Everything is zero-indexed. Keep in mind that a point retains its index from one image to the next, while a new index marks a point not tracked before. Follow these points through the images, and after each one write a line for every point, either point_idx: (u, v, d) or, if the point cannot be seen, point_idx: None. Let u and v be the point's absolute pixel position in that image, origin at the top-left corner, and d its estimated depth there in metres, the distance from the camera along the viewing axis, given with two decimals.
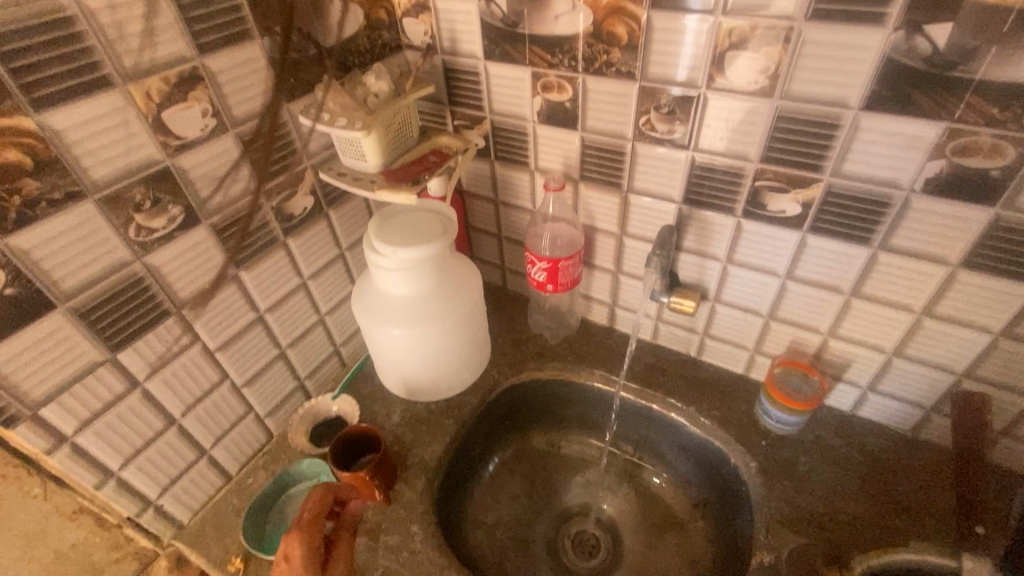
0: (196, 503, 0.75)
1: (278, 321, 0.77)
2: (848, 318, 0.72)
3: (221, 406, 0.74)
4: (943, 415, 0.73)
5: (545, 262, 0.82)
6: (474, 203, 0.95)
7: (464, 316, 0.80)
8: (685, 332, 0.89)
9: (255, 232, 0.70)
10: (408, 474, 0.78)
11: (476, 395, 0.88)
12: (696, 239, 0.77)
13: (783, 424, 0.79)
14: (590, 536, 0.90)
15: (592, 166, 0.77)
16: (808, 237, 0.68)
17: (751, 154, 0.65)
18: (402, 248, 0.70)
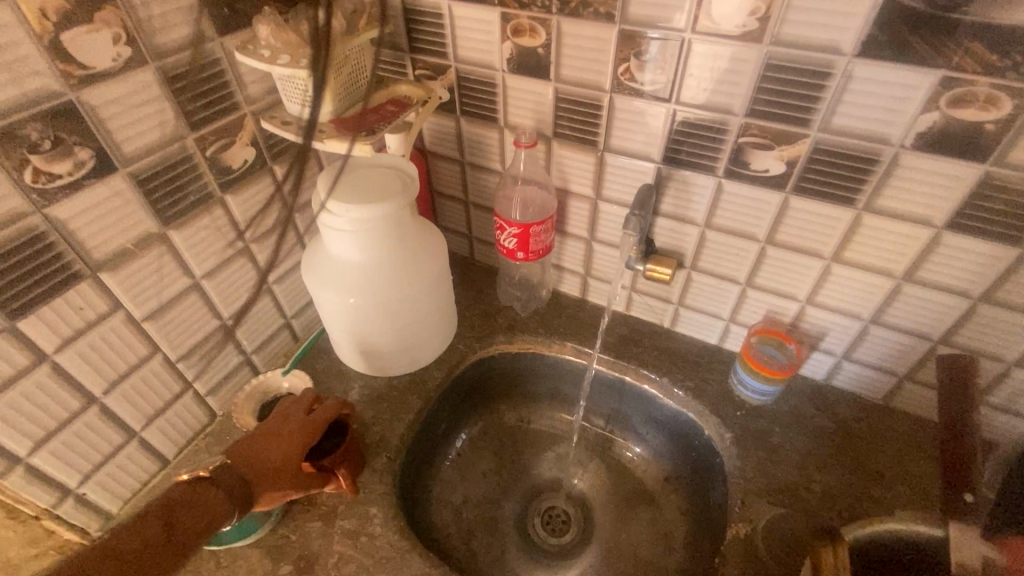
0: (126, 491, 0.68)
1: (217, 289, 0.69)
2: (828, 285, 0.70)
3: (152, 384, 0.66)
4: (916, 383, 0.73)
5: (516, 227, 0.77)
6: (438, 164, 0.88)
7: (427, 283, 0.73)
8: (659, 302, 0.86)
9: (185, 186, 0.61)
10: (367, 453, 0.73)
11: (441, 370, 0.83)
12: (674, 202, 0.73)
13: (759, 395, 0.76)
14: (561, 512, 0.87)
15: (566, 122, 0.72)
16: (792, 198, 0.64)
17: (736, 107, 0.60)
18: (355, 205, 0.63)
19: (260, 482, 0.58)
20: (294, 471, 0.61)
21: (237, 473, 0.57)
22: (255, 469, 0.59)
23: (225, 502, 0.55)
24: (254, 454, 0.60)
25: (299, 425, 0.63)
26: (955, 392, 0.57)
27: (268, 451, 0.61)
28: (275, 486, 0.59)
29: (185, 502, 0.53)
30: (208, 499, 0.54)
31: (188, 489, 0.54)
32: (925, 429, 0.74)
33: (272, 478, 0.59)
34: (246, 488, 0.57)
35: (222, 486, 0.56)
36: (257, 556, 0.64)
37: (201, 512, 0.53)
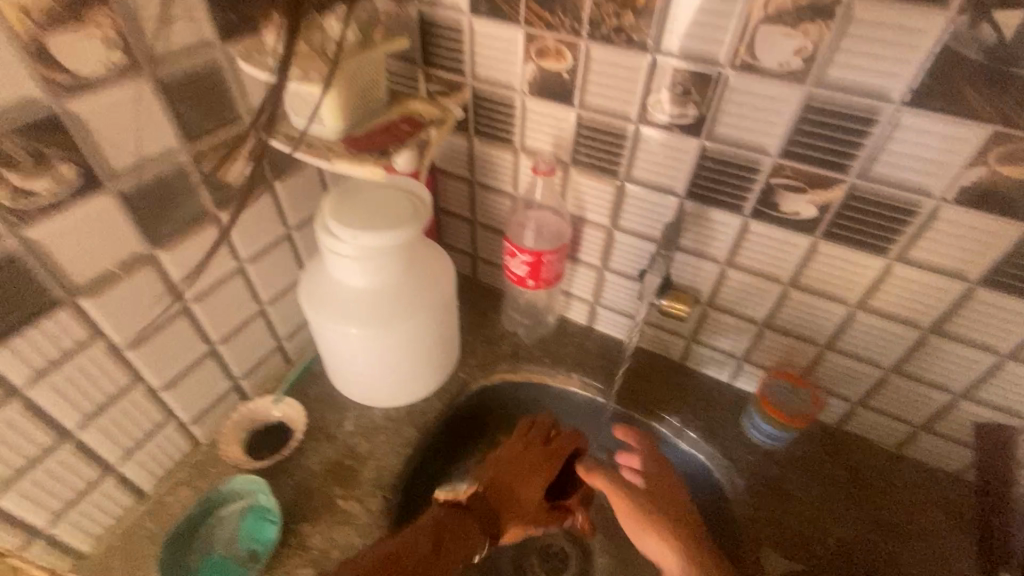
0: (99, 531, 0.62)
1: (208, 312, 0.64)
2: (850, 330, 0.67)
3: (133, 415, 0.60)
4: (933, 433, 0.71)
5: (528, 255, 0.73)
6: (446, 182, 0.84)
7: (433, 315, 0.69)
8: (670, 335, 0.83)
9: (178, 203, 0.56)
10: (362, 491, 0.68)
11: (442, 400, 0.79)
12: (695, 238, 0.69)
13: (771, 439, 0.74)
14: (559, 549, 0.84)
15: (587, 149, 0.68)
16: (821, 242, 0.62)
17: (771, 146, 0.58)
18: (363, 232, 0.59)
19: (512, 509, 0.70)
20: (533, 503, 0.72)
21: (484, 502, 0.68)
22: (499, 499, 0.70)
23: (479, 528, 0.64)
24: (508, 486, 0.71)
25: (539, 462, 0.74)
26: (989, 449, 0.64)
27: (513, 483, 0.72)
28: (523, 516, 0.70)
29: (451, 525, 0.63)
30: (459, 529, 0.63)
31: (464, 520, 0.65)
32: (937, 479, 0.73)
33: (507, 508, 0.70)
34: (494, 516, 0.68)
35: (469, 511, 0.66)
36: None
37: (463, 539, 0.63)
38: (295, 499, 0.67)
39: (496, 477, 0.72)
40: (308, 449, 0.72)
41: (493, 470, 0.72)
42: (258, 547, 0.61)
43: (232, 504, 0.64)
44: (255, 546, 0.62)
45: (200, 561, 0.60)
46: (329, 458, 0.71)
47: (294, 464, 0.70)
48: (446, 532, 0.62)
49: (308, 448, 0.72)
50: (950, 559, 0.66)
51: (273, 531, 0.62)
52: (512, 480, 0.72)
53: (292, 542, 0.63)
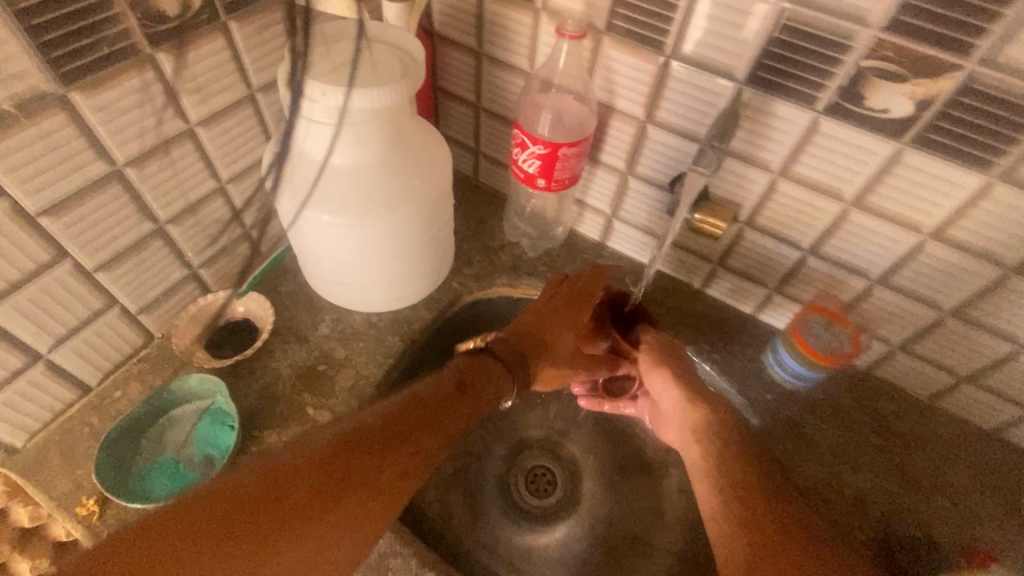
0: (34, 423, 0.55)
1: (150, 182, 0.53)
2: (911, 264, 0.57)
3: (63, 297, 0.51)
4: (976, 385, 0.63)
5: (541, 146, 0.61)
6: (448, 53, 0.69)
7: (423, 210, 0.57)
8: (694, 257, 0.72)
9: (95, 29, 0.43)
10: (335, 401, 0.61)
11: (431, 310, 0.70)
12: (746, 138, 0.57)
13: (796, 380, 0.67)
14: (546, 471, 0.80)
15: (628, 11, 0.54)
16: (907, 151, 0.50)
17: (874, 14, 0.44)
18: (334, 88, 0.45)
19: (545, 356, 0.64)
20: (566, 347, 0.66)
21: (516, 353, 0.61)
22: (530, 347, 0.63)
23: (512, 379, 0.59)
24: (542, 335, 0.64)
25: (565, 311, 0.66)
26: None
27: (548, 331, 0.65)
28: (557, 361, 0.65)
29: (472, 386, 0.55)
30: (487, 380, 0.57)
31: (491, 372, 0.58)
32: (969, 434, 0.66)
33: (543, 358, 0.64)
34: (525, 366, 0.62)
35: (502, 362, 0.60)
36: None
37: (480, 398, 0.55)
38: (259, 404, 0.59)
39: (526, 328, 0.64)
40: (276, 351, 0.63)
41: (529, 321, 0.65)
42: (213, 454, 0.55)
43: (184, 406, 0.57)
44: (210, 451, 0.55)
45: (150, 462, 0.54)
46: (299, 363, 0.63)
47: (259, 366, 0.62)
48: (463, 393, 0.54)
49: (275, 350, 0.63)
50: (971, 516, 0.61)
51: (231, 437, 0.56)
52: (547, 330, 0.65)
53: (253, 449, 0.56)
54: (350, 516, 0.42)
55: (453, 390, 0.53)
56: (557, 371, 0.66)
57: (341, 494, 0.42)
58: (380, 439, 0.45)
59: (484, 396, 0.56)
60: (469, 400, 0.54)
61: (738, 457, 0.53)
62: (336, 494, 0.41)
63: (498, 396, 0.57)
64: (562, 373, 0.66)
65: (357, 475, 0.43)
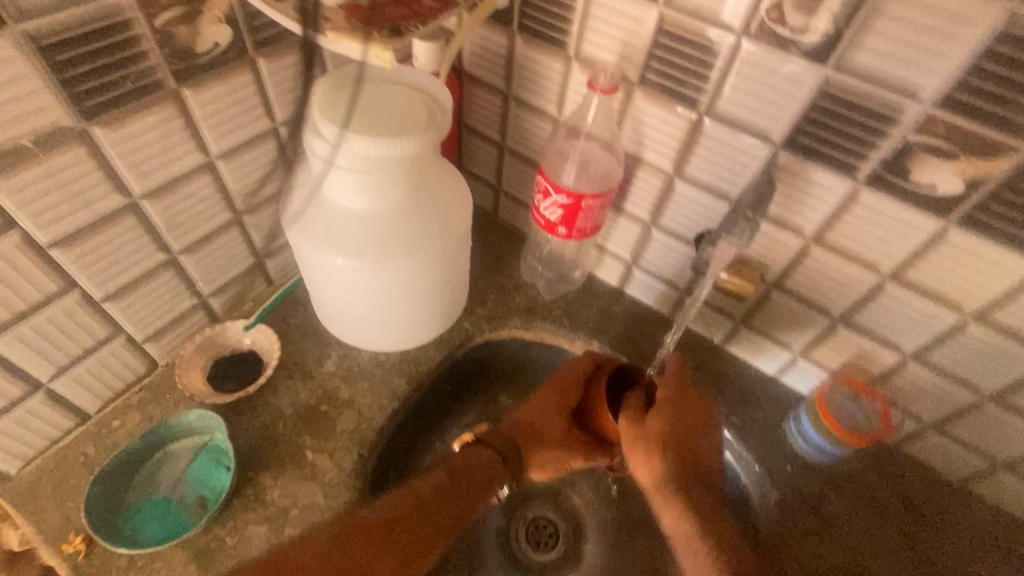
0: (29, 449, 0.54)
1: (165, 214, 0.52)
2: (950, 344, 0.54)
3: (68, 326, 0.50)
4: (1015, 475, 0.59)
5: (564, 195, 0.59)
6: (475, 92, 0.68)
7: (440, 257, 0.55)
8: (716, 313, 0.70)
9: (121, 66, 0.42)
10: (335, 445, 0.59)
11: (440, 352, 0.68)
12: (780, 201, 0.55)
13: (818, 453, 0.64)
14: (548, 523, 0.76)
15: (662, 66, 0.52)
16: (952, 230, 0.47)
17: (925, 89, 0.42)
18: (357, 137, 0.44)
19: (536, 445, 0.64)
20: (558, 432, 0.63)
21: (512, 446, 0.63)
22: (523, 438, 0.64)
23: (505, 469, 0.61)
24: (532, 425, 0.64)
25: (556, 398, 0.64)
26: None
27: (539, 419, 0.64)
28: (551, 448, 0.63)
29: (465, 478, 0.58)
30: (479, 472, 0.59)
31: (484, 463, 0.60)
32: (1005, 526, 0.62)
33: (532, 448, 0.64)
34: (517, 455, 0.63)
35: (495, 453, 0.61)
36: (181, 558, 0.51)
37: (473, 491, 0.58)
38: (257, 443, 0.58)
39: (521, 420, 0.65)
40: (279, 387, 0.62)
41: (519, 411, 0.65)
42: (208, 495, 0.54)
43: (181, 442, 0.56)
44: (205, 493, 0.54)
45: (142, 500, 0.53)
46: (301, 401, 0.61)
47: (262, 402, 0.60)
48: (456, 486, 0.57)
49: (279, 386, 0.62)
50: None
51: (226, 479, 0.54)
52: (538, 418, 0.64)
53: (247, 492, 0.55)
54: None
55: (446, 481, 0.57)
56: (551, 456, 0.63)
57: None
58: (382, 529, 0.51)
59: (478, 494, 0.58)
60: (462, 493, 0.57)
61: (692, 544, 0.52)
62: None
63: (489, 490, 0.59)
64: (553, 456, 0.63)
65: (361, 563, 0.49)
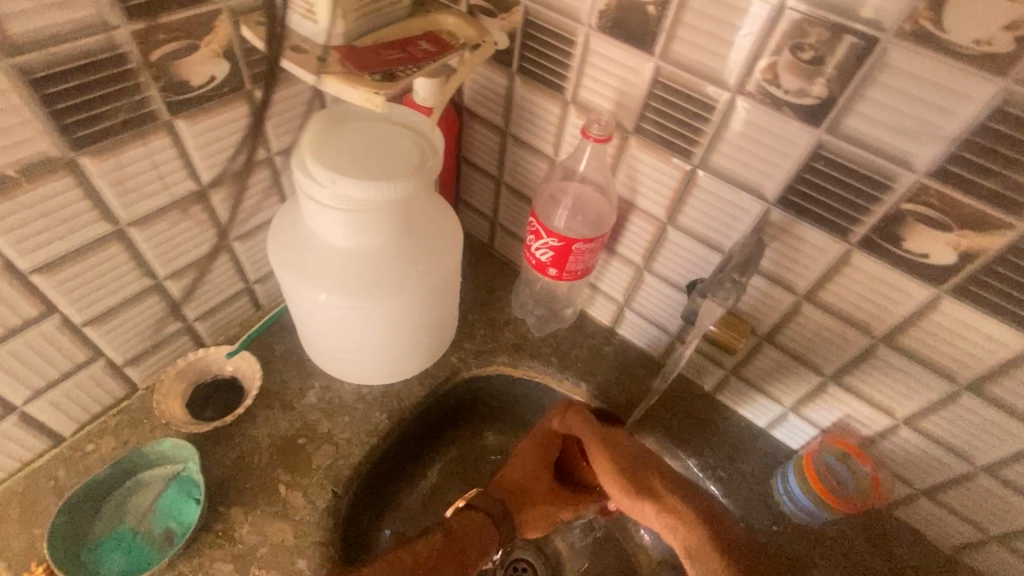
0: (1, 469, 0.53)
1: (152, 241, 0.52)
2: (943, 412, 0.52)
3: (46, 350, 0.50)
4: (1007, 549, 0.57)
5: (556, 239, 0.59)
6: (473, 127, 0.68)
7: (425, 295, 0.55)
8: (707, 361, 0.68)
9: (113, 99, 0.42)
10: (309, 480, 0.58)
11: (424, 387, 0.67)
12: (773, 256, 0.54)
13: (806, 514, 0.62)
14: (527, 566, 0.73)
15: (657, 118, 0.52)
16: (946, 298, 0.46)
17: (920, 159, 0.41)
18: (345, 179, 0.44)
19: (527, 507, 0.62)
20: (546, 488, 0.63)
21: (501, 508, 0.60)
22: (512, 499, 0.62)
23: (498, 532, 0.59)
24: (520, 485, 0.62)
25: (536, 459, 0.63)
26: None
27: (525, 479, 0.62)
28: (540, 508, 0.62)
29: (459, 539, 0.56)
30: (472, 533, 0.58)
31: (474, 527, 0.58)
32: None
33: (528, 509, 0.62)
34: (509, 519, 0.60)
35: (488, 514, 0.59)
36: None
37: (469, 552, 0.57)
38: (231, 474, 0.57)
39: (507, 480, 0.63)
40: (258, 417, 0.61)
41: (503, 471, 0.63)
42: (176, 528, 0.53)
43: (153, 471, 0.55)
44: (172, 525, 0.53)
45: (108, 530, 0.52)
46: (279, 433, 0.60)
47: (239, 432, 0.59)
48: (452, 547, 0.56)
49: (258, 416, 0.61)
50: None
51: (195, 512, 0.53)
52: (524, 479, 0.63)
53: (216, 526, 0.54)
54: None
55: (441, 541, 0.55)
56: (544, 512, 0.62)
57: None
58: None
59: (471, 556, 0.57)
60: (456, 553, 0.55)
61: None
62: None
63: (483, 554, 0.58)
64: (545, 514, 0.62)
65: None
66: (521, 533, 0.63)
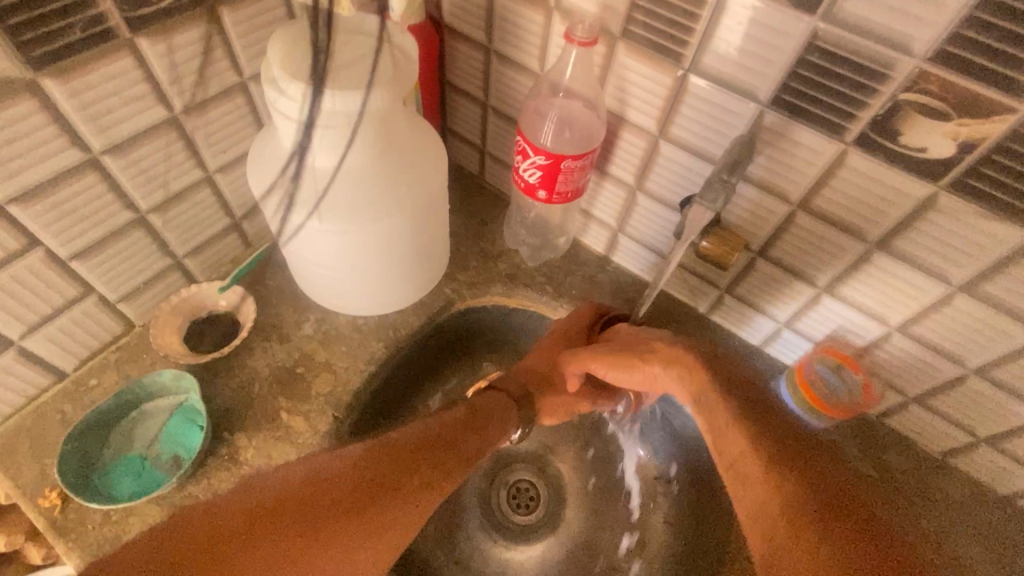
0: (8, 405, 0.55)
1: (129, 171, 0.51)
2: (936, 316, 0.52)
3: (35, 284, 0.50)
4: (994, 449, 0.58)
5: (543, 157, 0.57)
6: (455, 46, 0.65)
7: (411, 216, 0.54)
8: (700, 281, 0.68)
9: (66, 11, 0.40)
10: (310, 407, 0.59)
11: (418, 317, 0.67)
12: (766, 164, 0.52)
13: (798, 426, 0.63)
14: (528, 486, 0.76)
15: (645, 19, 0.49)
16: (942, 196, 0.45)
17: (918, 42, 0.39)
18: (316, 90, 0.42)
19: (548, 393, 0.65)
20: (563, 375, 0.66)
21: (523, 390, 0.63)
22: (532, 385, 0.64)
23: (519, 412, 0.61)
24: (544, 372, 0.65)
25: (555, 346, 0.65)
26: None
27: (546, 366, 0.65)
28: (558, 391, 0.65)
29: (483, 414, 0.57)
30: (497, 411, 0.59)
31: (498, 406, 0.60)
32: (982, 500, 0.61)
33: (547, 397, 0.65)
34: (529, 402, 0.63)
35: (509, 396, 0.62)
36: (156, 513, 0.52)
37: (492, 427, 0.58)
38: (234, 403, 0.58)
39: (530, 366, 0.65)
40: (255, 349, 0.62)
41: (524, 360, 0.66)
42: (183, 454, 0.54)
43: (158, 402, 0.57)
44: (180, 452, 0.55)
45: (117, 457, 0.54)
46: (277, 363, 0.61)
47: (238, 364, 0.60)
48: (474, 421, 0.56)
49: (255, 348, 0.62)
50: None
51: (200, 439, 0.55)
52: (544, 367, 0.65)
53: (222, 452, 0.55)
54: (380, 523, 0.43)
55: (465, 417, 0.55)
56: (560, 396, 0.66)
57: (365, 507, 0.42)
58: (412, 457, 0.47)
59: (493, 439, 0.57)
60: (481, 427, 0.56)
61: (764, 481, 0.43)
62: (389, 506, 0.43)
63: (506, 430, 0.59)
64: (563, 397, 0.66)
65: (410, 488, 0.45)
66: (540, 419, 0.67)
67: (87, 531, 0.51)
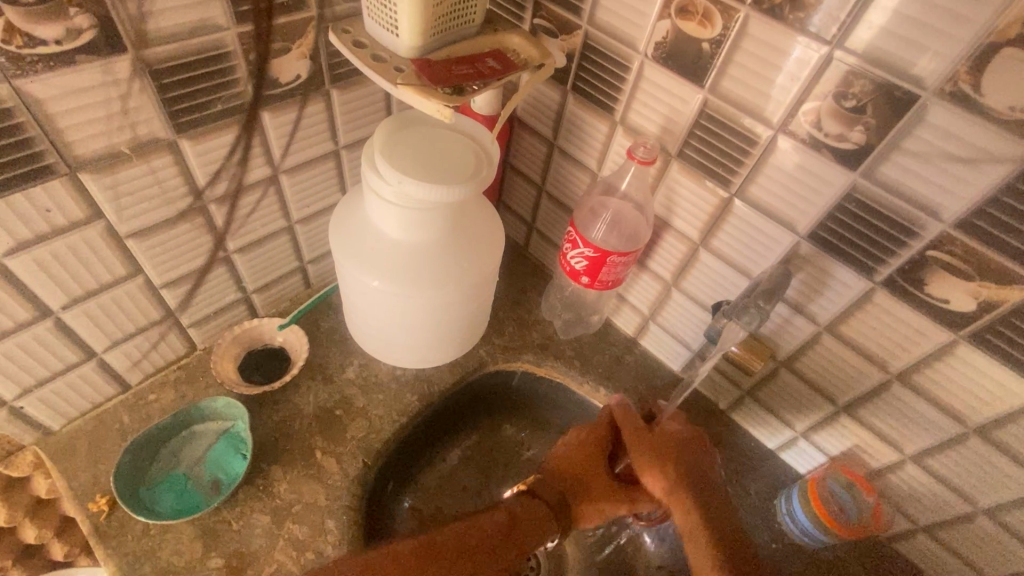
0: (74, 408, 0.60)
1: (227, 217, 0.57)
2: (949, 452, 0.55)
3: (127, 305, 0.55)
4: None
5: (591, 250, 0.62)
6: (523, 136, 0.72)
7: (468, 290, 0.59)
8: (724, 379, 0.71)
9: (214, 91, 0.48)
10: (343, 449, 0.63)
11: (452, 375, 0.71)
12: (799, 287, 0.56)
13: (804, 537, 0.64)
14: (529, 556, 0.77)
15: (700, 146, 0.55)
16: (961, 344, 0.48)
17: (946, 210, 0.44)
18: (410, 178, 0.49)
19: (584, 500, 0.64)
20: (601, 480, 0.65)
21: (558, 497, 0.63)
22: (569, 491, 0.64)
23: (557, 522, 0.61)
24: (579, 478, 0.65)
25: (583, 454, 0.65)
26: None
27: (582, 474, 0.65)
28: (592, 499, 0.64)
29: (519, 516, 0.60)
30: (535, 521, 0.60)
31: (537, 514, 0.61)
32: None
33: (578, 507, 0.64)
34: (566, 509, 0.63)
35: (546, 504, 0.62)
36: (189, 534, 0.55)
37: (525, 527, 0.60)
38: (274, 437, 0.62)
39: (564, 469, 0.65)
40: (301, 386, 0.66)
41: (555, 461, 0.66)
42: (223, 479, 0.59)
43: (208, 425, 0.61)
44: (220, 476, 0.59)
45: (163, 473, 0.58)
46: (319, 403, 0.65)
47: (283, 398, 0.65)
48: (513, 531, 0.59)
49: (301, 385, 0.66)
50: None
51: (242, 467, 0.59)
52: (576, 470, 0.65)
53: (257, 482, 0.59)
54: None
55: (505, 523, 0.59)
56: (599, 504, 0.64)
57: None
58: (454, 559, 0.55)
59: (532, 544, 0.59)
60: (514, 538, 0.58)
61: None
62: None
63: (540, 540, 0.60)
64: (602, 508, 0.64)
65: None
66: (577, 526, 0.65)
67: (126, 541, 0.54)
